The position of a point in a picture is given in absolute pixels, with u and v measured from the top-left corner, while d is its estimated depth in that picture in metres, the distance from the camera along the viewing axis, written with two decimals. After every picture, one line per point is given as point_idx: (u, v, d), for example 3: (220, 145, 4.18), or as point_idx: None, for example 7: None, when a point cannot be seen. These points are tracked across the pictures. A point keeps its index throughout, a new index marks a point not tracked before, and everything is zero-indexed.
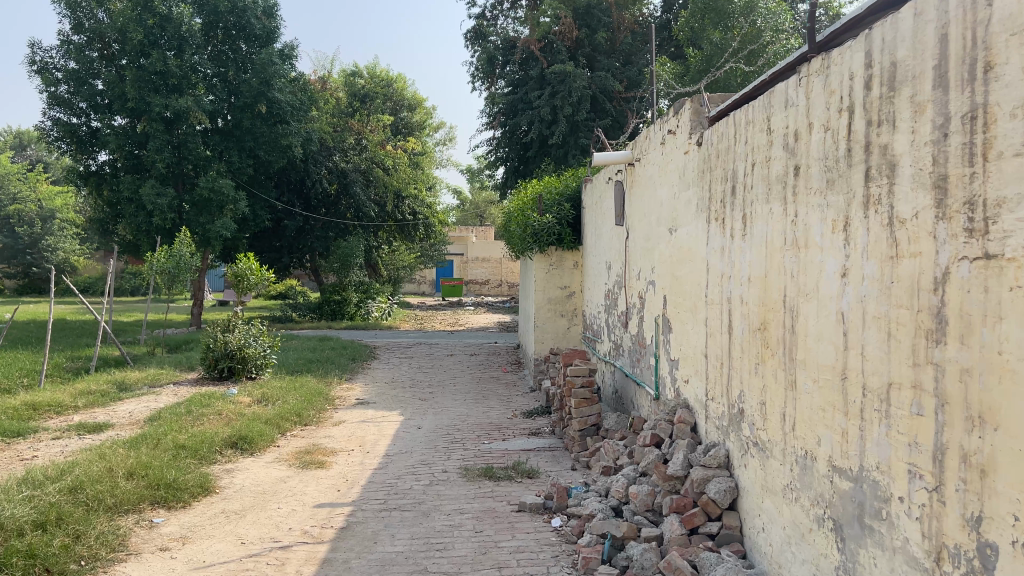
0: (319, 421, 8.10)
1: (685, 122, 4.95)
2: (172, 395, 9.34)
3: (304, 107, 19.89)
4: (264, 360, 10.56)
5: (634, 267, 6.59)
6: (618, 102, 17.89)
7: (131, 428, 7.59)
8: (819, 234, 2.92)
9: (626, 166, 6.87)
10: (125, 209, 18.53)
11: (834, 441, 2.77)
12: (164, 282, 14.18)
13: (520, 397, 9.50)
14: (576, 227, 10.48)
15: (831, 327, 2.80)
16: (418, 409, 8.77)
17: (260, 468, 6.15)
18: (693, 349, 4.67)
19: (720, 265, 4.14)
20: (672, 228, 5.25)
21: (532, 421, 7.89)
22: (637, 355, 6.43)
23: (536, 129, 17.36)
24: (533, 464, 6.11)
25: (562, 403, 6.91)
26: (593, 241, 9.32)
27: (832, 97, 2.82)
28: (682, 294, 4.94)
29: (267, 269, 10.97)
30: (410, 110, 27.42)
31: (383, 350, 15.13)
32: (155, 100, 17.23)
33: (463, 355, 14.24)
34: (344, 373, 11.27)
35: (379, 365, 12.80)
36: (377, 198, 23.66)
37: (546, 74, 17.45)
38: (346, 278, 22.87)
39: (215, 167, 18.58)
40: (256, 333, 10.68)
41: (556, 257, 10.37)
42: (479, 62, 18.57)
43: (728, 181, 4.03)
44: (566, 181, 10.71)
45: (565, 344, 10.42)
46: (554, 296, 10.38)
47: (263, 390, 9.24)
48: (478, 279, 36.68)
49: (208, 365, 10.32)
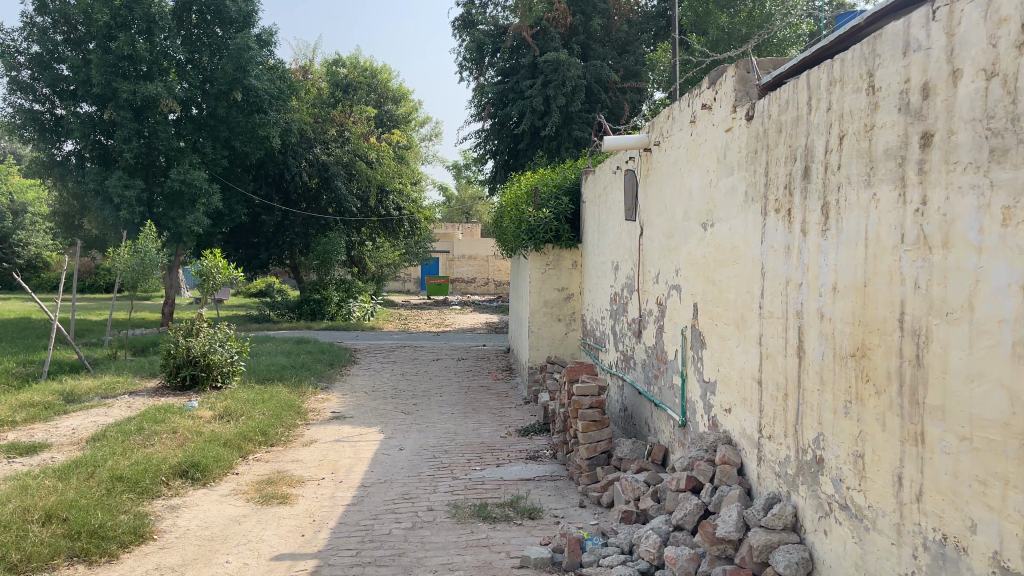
0: (288, 440, 7.15)
1: (727, 93, 4.07)
2: (125, 408, 8.34)
3: (282, 96, 18.91)
4: (232, 368, 9.58)
5: (650, 268, 5.71)
6: (613, 92, 17.04)
7: (69, 451, 6.59)
8: (973, 228, 2.04)
9: (642, 153, 5.98)
10: (90, 202, 17.41)
11: (1007, 533, 1.89)
12: (128, 280, 13.11)
13: (514, 411, 8.58)
14: (574, 223, 9.60)
15: (1002, 365, 1.91)
16: (401, 425, 7.84)
17: (212, 505, 5.19)
18: (739, 372, 3.79)
19: (785, 269, 3.25)
20: (705, 222, 4.38)
21: (530, 441, 6.99)
22: (654, 371, 5.56)
23: (528, 120, 16.47)
24: (534, 499, 5.21)
25: (566, 425, 6.01)
26: (595, 238, 8.48)
27: (1001, 29, 1.93)
28: (722, 302, 4.06)
29: (235, 267, 9.96)
30: (394, 103, 26.78)
31: (364, 354, 14.18)
32: (123, 86, 16.10)
33: (449, 360, 13.32)
34: (320, 381, 10.31)
35: (359, 371, 11.84)
36: (360, 193, 22.66)
37: (538, 63, 16.55)
38: (326, 276, 21.92)
39: (188, 159, 17.51)
40: (223, 337, 9.68)
41: (553, 255, 9.47)
42: (468, 51, 17.67)
43: (797, 161, 3.15)
44: (563, 173, 9.83)
45: (562, 352, 9.53)
46: (550, 298, 9.47)
47: (227, 403, 8.26)
48: (464, 277, 35.72)
49: (170, 373, 9.33)
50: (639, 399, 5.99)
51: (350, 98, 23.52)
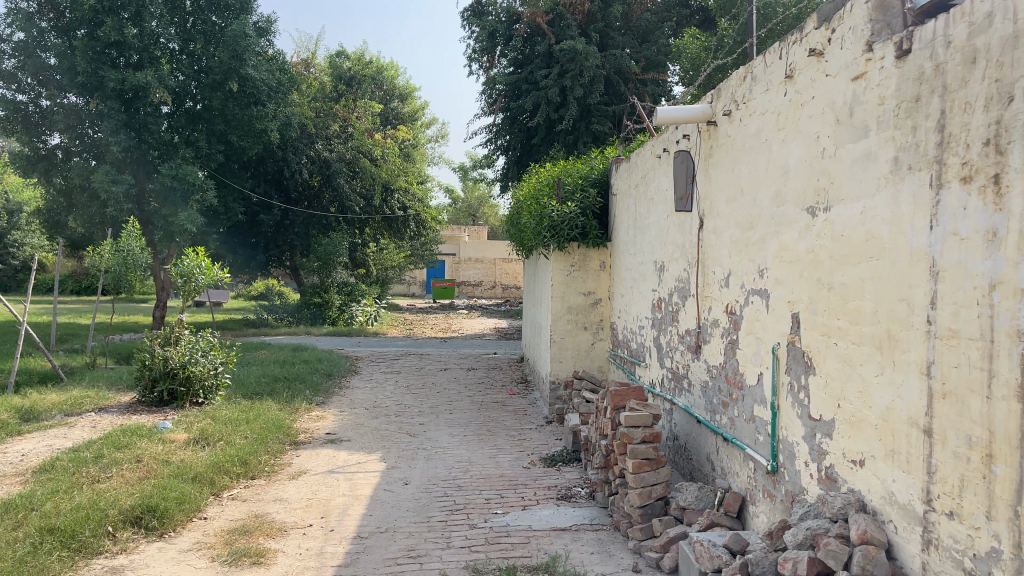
0: (272, 470, 6.06)
1: (855, 26, 2.97)
2: (88, 429, 7.25)
3: (280, 88, 17.86)
4: (216, 382, 8.49)
5: (716, 269, 4.63)
6: (634, 84, 15.82)
7: (9, 487, 5.51)
8: None
9: (703, 127, 4.89)
10: (76, 199, 16.30)
11: None
12: (109, 282, 11.99)
13: (536, 434, 7.48)
14: (603, 219, 8.54)
15: None
16: (406, 453, 6.74)
17: (165, 566, 4.09)
18: (883, 410, 2.71)
19: (986, 262, 2.16)
20: (814, 205, 3.29)
21: (560, 476, 5.89)
22: (724, 398, 4.46)
23: (543, 112, 15.33)
24: (575, 561, 4.11)
25: (608, 461, 4.91)
26: (629, 237, 7.43)
27: None
28: (848, 313, 2.97)
29: (220, 266, 8.84)
30: (400, 101, 25.80)
31: (366, 362, 13.08)
32: (109, 74, 15.02)
33: (459, 371, 12.20)
34: (315, 396, 9.22)
35: (359, 384, 10.73)
36: (362, 190, 21.69)
37: (554, 51, 15.43)
38: (328, 278, 20.82)
39: (180, 153, 16.39)
40: (206, 347, 8.57)
41: (579, 256, 8.39)
42: (479, 38, 16.45)
43: (1016, 100, 2.06)
44: (590, 163, 8.72)
45: (588, 365, 8.41)
46: (575, 304, 8.37)
47: (205, 424, 7.16)
48: (471, 280, 34.63)
49: (144, 387, 8.26)
50: (699, 429, 4.92)
51: (354, 92, 22.40)
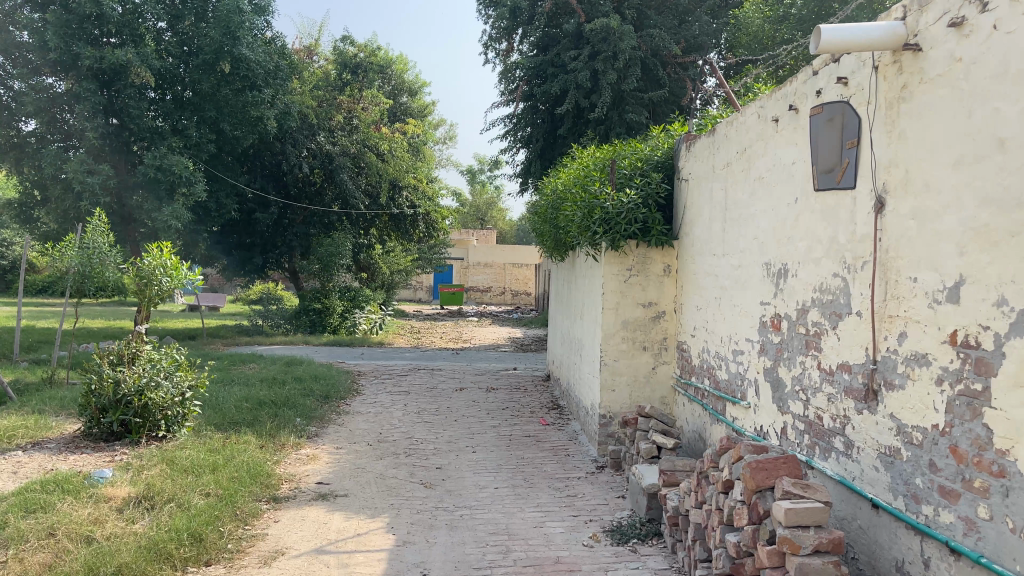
0: (237, 550, 4.34)
1: None
2: (5, 475, 5.54)
3: (280, 73, 16.25)
4: (182, 412, 6.80)
5: (922, 276, 2.94)
6: (672, 68, 14.06)
7: None
8: None
9: (888, 60, 3.21)
10: (50, 191, 14.59)
11: None
12: (73, 283, 10.23)
13: (589, 489, 5.75)
14: (667, 212, 6.87)
15: None
16: (423, 517, 5.04)
17: None
18: None
19: None
20: None
21: (641, 565, 4.18)
22: (950, 481, 2.75)
23: (572, 98, 13.65)
24: None
25: (737, 567, 3.19)
26: (709, 233, 5.78)
27: None
28: None
29: (188, 267, 7.11)
30: (409, 95, 24.23)
31: (368, 379, 11.38)
32: (85, 51, 13.40)
33: (477, 391, 10.49)
34: (306, 428, 7.53)
35: (361, 409, 8.99)
36: (367, 188, 20.12)
37: (583, 31, 13.65)
38: (328, 282, 19.09)
39: (167, 142, 14.73)
40: (170, 367, 6.86)
41: (638, 258, 6.68)
42: (501, 16, 14.67)
43: None
44: (651, 143, 7.04)
45: (647, 394, 6.71)
46: (632, 318, 6.68)
47: (158, 472, 5.47)
48: (479, 286, 33.13)
49: (89, 417, 6.58)
50: (878, 520, 3.21)
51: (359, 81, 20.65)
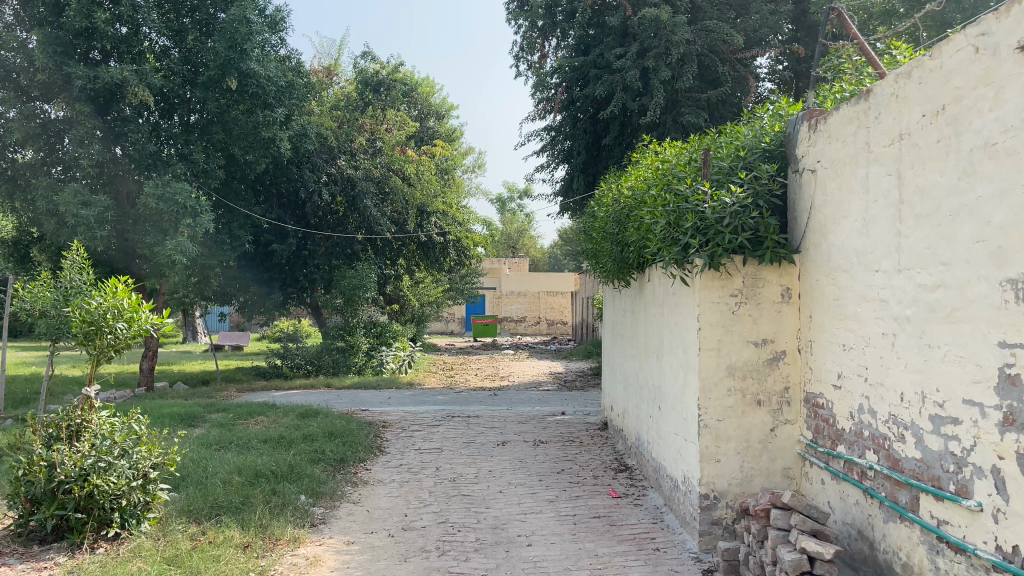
0: None
1: None
2: None
3: (295, 92, 14.84)
4: (142, 497, 5.18)
5: None
6: (732, 64, 12.32)
7: None
8: None
9: None
10: (45, 225, 13.19)
11: None
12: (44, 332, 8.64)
13: None
14: (781, 216, 5.14)
15: None
16: None
17: None
18: None
19: None
20: None
21: None
22: None
23: (619, 100, 11.98)
24: None
25: None
26: (864, 241, 4.02)
27: None
28: None
29: (148, 305, 5.50)
30: (437, 119, 22.89)
31: (394, 432, 9.65)
32: (77, 70, 11.93)
33: (523, 446, 8.72)
34: (310, 512, 5.83)
35: (384, 476, 7.26)
36: (394, 215, 18.67)
37: (631, 26, 12.05)
38: (353, 318, 17.60)
39: (172, 169, 13.33)
40: (126, 438, 5.25)
41: (746, 280, 4.91)
42: (535, 15, 13.10)
43: None
44: (752, 127, 5.35)
45: (763, 466, 4.91)
46: (741, 361, 4.90)
47: None
48: (513, 316, 31.45)
49: (18, 510, 4.96)
50: None
51: (382, 101, 19.26)
